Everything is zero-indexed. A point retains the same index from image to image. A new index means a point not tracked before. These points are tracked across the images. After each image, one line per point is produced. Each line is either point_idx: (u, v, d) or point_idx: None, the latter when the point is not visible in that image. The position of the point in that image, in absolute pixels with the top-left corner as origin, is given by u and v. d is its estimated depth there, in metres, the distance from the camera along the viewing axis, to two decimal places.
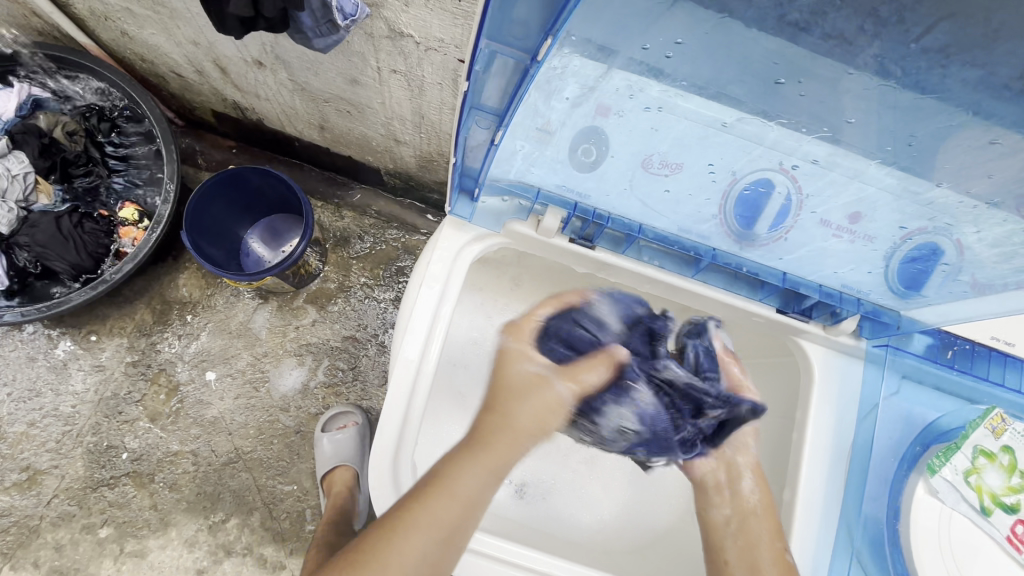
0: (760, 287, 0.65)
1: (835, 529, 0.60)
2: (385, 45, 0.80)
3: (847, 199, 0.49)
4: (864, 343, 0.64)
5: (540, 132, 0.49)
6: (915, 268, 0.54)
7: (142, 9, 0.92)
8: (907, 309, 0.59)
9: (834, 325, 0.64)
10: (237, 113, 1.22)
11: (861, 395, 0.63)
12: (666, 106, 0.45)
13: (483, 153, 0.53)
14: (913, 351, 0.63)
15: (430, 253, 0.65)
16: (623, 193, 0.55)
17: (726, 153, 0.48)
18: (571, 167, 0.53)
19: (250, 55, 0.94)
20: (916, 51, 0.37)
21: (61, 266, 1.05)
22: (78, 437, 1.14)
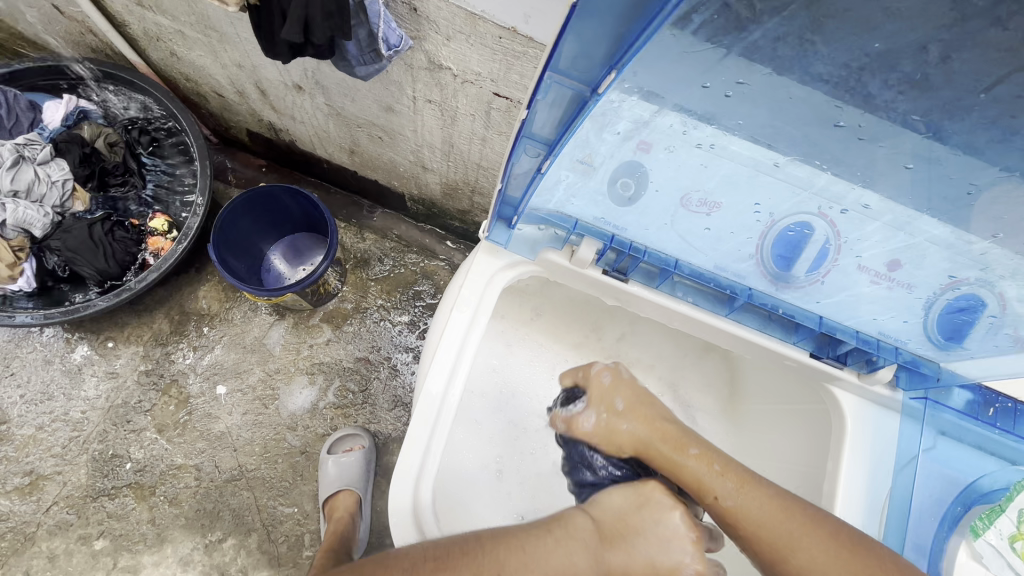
0: (794, 330, 0.64)
1: None
2: (423, 77, 0.83)
3: (891, 246, 0.49)
4: (901, 395, 0.62)
5: (584, 164, 0.50)
6: (958, 318, 0.53)
7: (193, 32, 0.96)
8: (948, 361, 0.58)
9: (869, 373, 0.62)
10: (271, 134, 1.26)
11: (897, 448, 0.61)
12: (716, 145, 0.46)
13: (525, 182, 0.54)
14: (953, 406, 0.61)
15: (463, 277, 0.66)
16: (663, 228, 0.55)
17: (773, 194, 0.49)
18: (615, 200, 0.54)
19: (291, 79, 0.98)
20: (980, 104, 0.36)
21: (88, 271, 1.07)
22: (84, 444, 1.13)
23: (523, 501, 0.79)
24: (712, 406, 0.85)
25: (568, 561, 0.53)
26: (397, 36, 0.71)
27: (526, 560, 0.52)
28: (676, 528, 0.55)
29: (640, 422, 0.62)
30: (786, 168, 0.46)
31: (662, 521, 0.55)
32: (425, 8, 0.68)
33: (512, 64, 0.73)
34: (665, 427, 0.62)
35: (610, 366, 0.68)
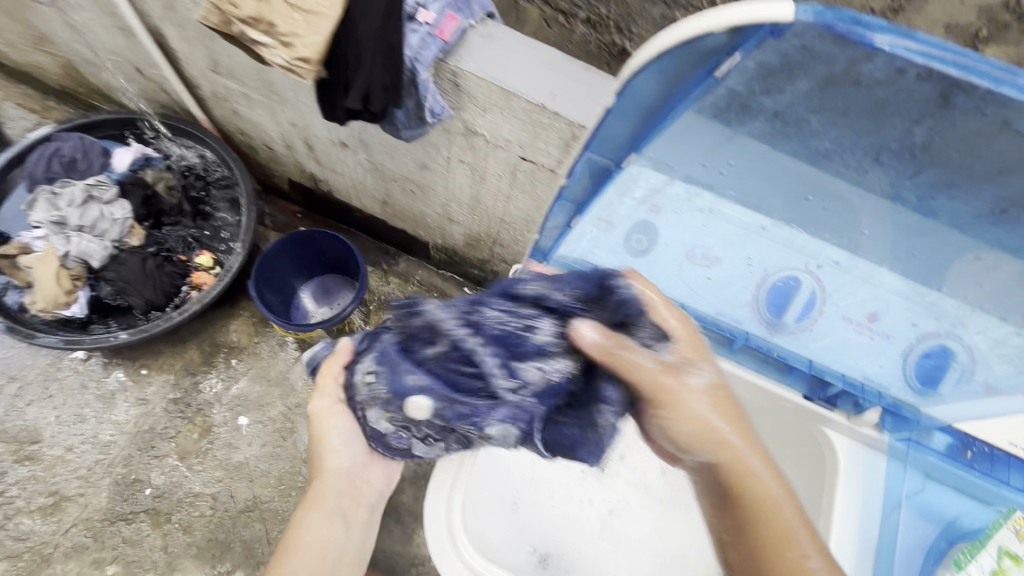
0: (788, 371, 0.69)
1: None
2: (458, 140, 0.94)
3: (864, 297, 0.56)
4: (887, 436, 0.66)
5: (603, 221, 0.59)
6: (930, 363, 0.58)
7: (257, 95, 1.09)
8: (927, 406, 0.63)
9: (857, 415, 0.67)
10: (311, 184, 1.38)
11: (884, 487, 0.65)
12: (715, 210, 0.54)
13: (556, 236, 0.63)
14: (935, 448, 0.64)
15: None
16: (670, 275, 0.63)
17: (763, 251, 0.56)
18: (627, 253, 0.62)
19: (338, 137, 1.10)
20: (912, 185, 0.45)
21: (137, 301, 1.15)
22: (109, 467, 1.17)
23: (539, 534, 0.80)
24: None
25: (316, 529, 0.69)
26: (439, 108, 0.82)
27: (296, 546, 0.67)
28: (341, 429, 0.70)
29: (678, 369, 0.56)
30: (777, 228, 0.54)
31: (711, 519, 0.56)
32: (467, 86, 0.80)
33: (539, 134, 0.84)
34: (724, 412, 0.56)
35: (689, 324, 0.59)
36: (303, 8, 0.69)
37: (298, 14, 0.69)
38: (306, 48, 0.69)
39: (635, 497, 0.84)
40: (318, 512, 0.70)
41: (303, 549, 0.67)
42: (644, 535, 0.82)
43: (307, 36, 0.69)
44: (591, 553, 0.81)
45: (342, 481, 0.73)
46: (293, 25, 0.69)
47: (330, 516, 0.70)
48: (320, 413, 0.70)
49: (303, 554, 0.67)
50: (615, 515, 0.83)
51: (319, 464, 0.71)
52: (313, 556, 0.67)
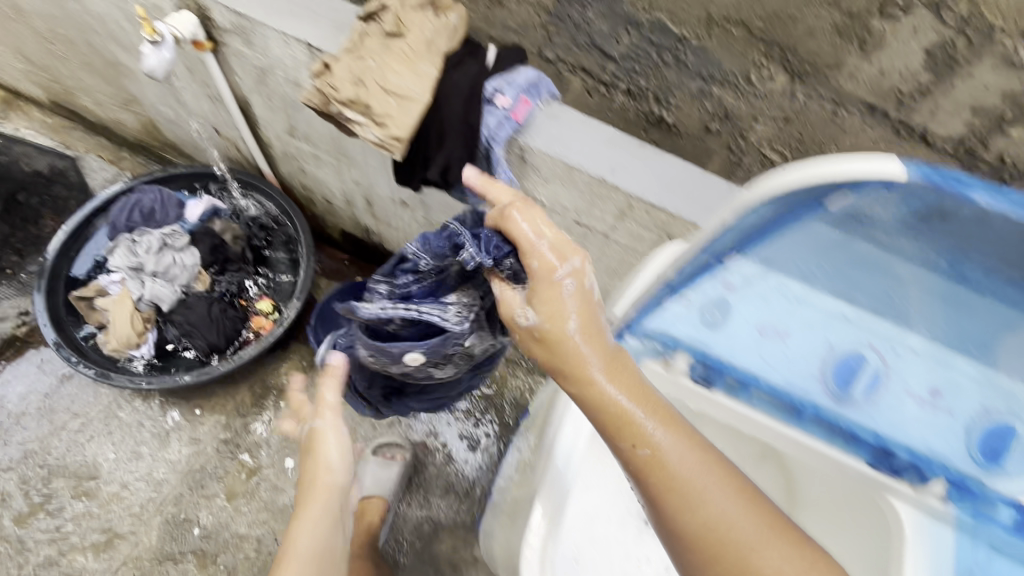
0: (853, 442, 0.64)
1: None
2: None
3: (931, 374, 0.60)
4: (953, 509, 0.61)
5: (690, 301, 0.66)
6: (993, 436, 0.59)
7: (327, 156, 1.19)
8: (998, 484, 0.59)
9: (923, 484, 0.62)
10: (363, 235, 1.47)
11: (957, 564, 0.59)
12: (800, 299, 0.62)
13: (640, 310, 0.68)
14: (1003, 523, 0.59)
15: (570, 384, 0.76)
16: (747, 347, 0.65)
17: (841, 333, 0.61)
18: (704, 323, 0.66)
19: (399, 196, 1.18)
20: (982, 285, 0.54)
21: (200, 344, 1.21)
22: (160, 506, 1.20)
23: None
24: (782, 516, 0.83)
25: (314, 530, 0.75)
26: (507, 180, 0.87)
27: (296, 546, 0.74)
28: (339, 439, 0.81)
29: (548, 319, 0.63)
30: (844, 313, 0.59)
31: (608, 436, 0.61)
32: (534, 159, 0.87)
33: (596, 203, 0.90)
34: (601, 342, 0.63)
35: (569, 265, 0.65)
36: (397, 94, 0.77)
37: (393, 99, 0.77)
38: (398, 129, 0.77)
39: None
40: (311, 500, 0.77)
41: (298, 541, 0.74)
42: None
43: (399, 117, 0.77)
44: None
45: (324, 472, 0.79)
46: (388, 107, 0.77)
47: (314, 503, 0.77)
48: (320, 428, 0.81)
49: (303, 553, 0.73)
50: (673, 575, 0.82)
51: (313, 472, 0.80)
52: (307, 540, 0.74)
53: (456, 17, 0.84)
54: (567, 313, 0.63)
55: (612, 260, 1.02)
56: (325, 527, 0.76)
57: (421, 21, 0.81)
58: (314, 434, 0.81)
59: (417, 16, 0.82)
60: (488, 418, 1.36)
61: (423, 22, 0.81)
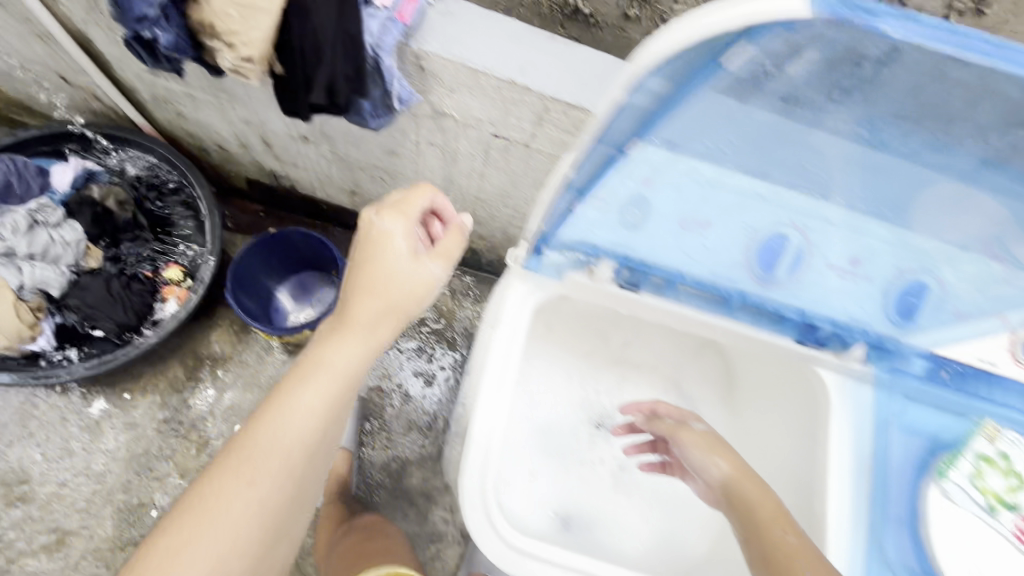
0: (726, 302, 0.66)
1: (863, 541, 0.60)
2: (427, 124, 0.92)
3: (848, 245, 0.58)
4: (872, 368, 0.66)
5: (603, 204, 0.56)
6: (774, 248, 0.60)
7: (204, 95, 1.03)
8: (905, 336, 0.64)
9: (846, 352, 0.66)
10: (271, 180, 1.34)
11: (874, 414, 0.65)
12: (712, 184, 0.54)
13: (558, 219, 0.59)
14: (920, 380, 0.65)
15: (499, 300, 0.69)
16: (668, 242, 0.61)
17: (758, 215, 0.57)
18: (624, 226, 0.60)
19: (298, 131, 1.07)
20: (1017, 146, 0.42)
21: (108, 326, 1.10)
22: (108, 496, 1.14)
23: (563, 501, 0.80)
24: (711, 396, 0.87)
25: (241, 507, 0.58)
26: (408, 92, 0.80)
27: (208, 518, 0.57)
28: (411, 270, 0.65)
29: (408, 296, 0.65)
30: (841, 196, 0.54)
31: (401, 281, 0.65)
32: (434, 68, 0.77)
33: (510, 112, 0.83)
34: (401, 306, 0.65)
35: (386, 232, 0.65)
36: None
37: (233, 9, 0.65)
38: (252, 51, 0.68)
39: None
40: (273, 423, 0.61)
41: (217, 514, 0.58)
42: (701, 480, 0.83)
43: (247, 33, 0.66)
44: (609, 508, 0.81)
45: (374, 282, 0.64)
46: (233, 22, 0.66)
47: (283, 430, 0.61)
48: (379, 234, 0.65)
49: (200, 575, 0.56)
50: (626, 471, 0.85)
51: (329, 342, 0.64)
52: (274, 448, 0.60)
53: (440, 263, 0.67)
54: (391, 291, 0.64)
55: (539, 172, 0.97)
56: (274, 472, 0.60)
57: (399, 207, 0.66)
58: (364, 242, 0.65)
59: (384, 303, 0.64)
60: (443, 353, 1.37)
61: (396, 292, 0.64)
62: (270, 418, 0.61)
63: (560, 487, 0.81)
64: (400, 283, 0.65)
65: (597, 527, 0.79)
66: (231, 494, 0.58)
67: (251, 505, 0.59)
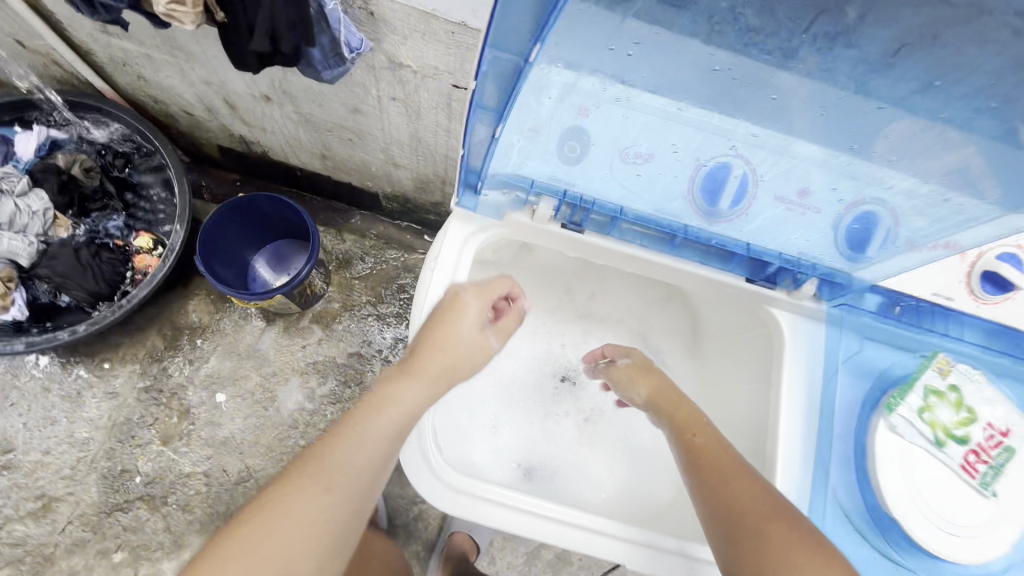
0: (668, 241, 0.71)
1: (812, 469, 0.65)
2: (386, 76, 0.89)
3: (794, 174, 0.56)
4: (825, 305, 0.70)
5: (531, 131, 0.59)
6: (716, 178, 0.60)
7: (160, 54, 1.00)
8: (855, 269, 0.66)
9: (797, 290, 0.70)
10: (243, 147, 1.31)
11: (826, 353, 0.69)
12: (629, 98, 0.52)
13: (485, 148, 0.61)
14: (868, 309, 0.69)
15: (440, 243, 0.73)
16: (604, 177, 0.64)
17: (686, 134, 0.55)
18: (559, 158, 0.62)
19: (259, 91, 1.04)
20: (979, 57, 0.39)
21: (80, 295, 1.10)
22: (92, 463, 1.16)
23: (532, 453, 0.86)
24: (678, 348, 0.93)
25: (306, 511, 0.56)
26: (359, 39, 0.78)
27: (275, 517, 0.55)
28: (484, 332, 0.71)
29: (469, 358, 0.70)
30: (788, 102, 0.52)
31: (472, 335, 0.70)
32: (383, 13, 0.74)
33: (466, 58, 0.80)
34: (473, 359, 0.70)
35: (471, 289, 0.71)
36: None
37: None
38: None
39: (607, 403, 0.92)
40: (349, 438, 0.60)
41: (285, 515, 0.55)
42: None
43: None
44: (570, 458, 0.87)
45: (454, 343, 0.68)
46: None
47: (353, 445, 0.60)
48: (459, 302, 0.70)
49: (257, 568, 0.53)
50: (591, 422, 0.91)
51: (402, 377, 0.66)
52: (353, 465, 0.59)
53: (499, 338, 0.73)
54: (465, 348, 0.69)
55: None
56: (338, 484, 0.58)
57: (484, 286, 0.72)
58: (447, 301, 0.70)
59: (452, 362, 0.68)
60: None
61: (464, 354, 0.69)
62: (342, 431, 0.61)
63: (528, 437, 0.88)
64: (470, 348, 0.69)
65: (559, 476, 0.85)
66: (304, 501, 0.56)
67: (320, 511, 0.56)
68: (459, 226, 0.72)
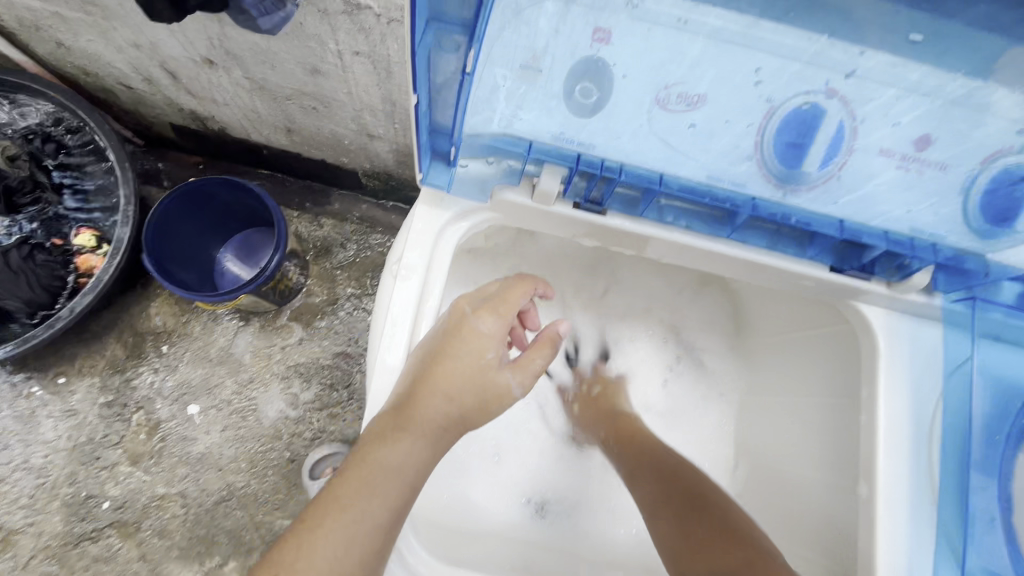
0: (726, 222, 0.56)
1: (926, 517, 0.53)
2: (343, 23, 0.71)
3: (903, 111, 0.43)
4: (940, 299, 0.56)
5: (524, 69, 0.44)
6: (798, 128, 0.45)
7: (72, 12, 0.82)
8: (992, 247, 0.50)
9: (901, 281, 0.56)
10: (197, 124, 1.14)
11: (945, 356, 0.56)
12: (687, 20, 0.40)
13: (455, 94, 0.45)
14: (1004, 302, 0.53)
15: (404, 239, 0.57)
16: (639, 131, 0.47)
17: (775, 54, 0.41)
18: (574, 103, 0.46)
19: (199, 53, 0.87)
20: None
21: (14, 304, 0.96)
22: (53, 490, 1.05)
23: (551, 486, 0.76)
24: (719, 345, 0.84)
25: None
26: None
27: None
28: (500, 374, 0.58)
29: (483, 403, 0.57)
30: (883, 18, 0.38)
31: (486, 375, 0.57)
32: None
33: None
34: (486, 405, 0.57)
35: (479, 309, 0.58)
36: None
37: None
38: None
39: None
40: (330, 525, 0.47)
41: None
42: (708, 438, 0.81)
43: None
44: (592, 489, 0.77)
45: (463, 388, 0.55)
46: None
47: (340, 536, 0.46)
48: (470, 330, 0.57)
49: None
50: None
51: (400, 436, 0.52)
52: (336, 563, 0.46)
53: (521, 378, 0.59)
54: (475, 390, 0.56)
55: None
56: None
57: (498, 302, 0.59)
58: (455, 324, 0.57)
59: (457, 409, 0.55)
60: None
61: (473, 396, 0.56)
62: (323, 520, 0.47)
63: (545, 463, 0.78)
64: (479, 386, 0.56)
65: (580, 511, 0.75)
66: None
67: None
68: (426, 209, 0.57)
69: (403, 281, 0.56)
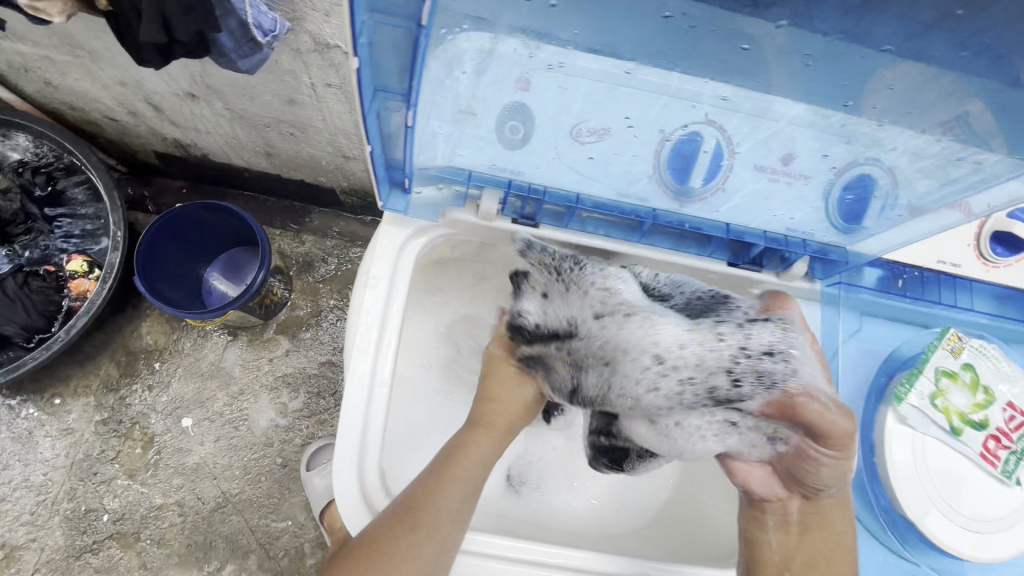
0: (634, 230, 0.66)
1: None
2: (315, 60, 0.79)
3: (776, 143, 0.51)
4: (819, 284, 0.68)
5: (461, 114, 0.52)
6: (684, 154, 0.53)
7: (61, 55, 0.88)
8: (851, 241, 0.61)
9: (786, 270, 0.67)
10: (180, 151, 1.20)
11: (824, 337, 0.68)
12: (565, 65, 0.46)
13: (402, 141, 0.53)
14: (867, 285, 0.67)
15: (370, 254, 0.65)
16: (552, 163, 0.57)
17: (641, 106, 0.49)
18: (499, 140, 0.54)
19: (181, 88, 0.93)
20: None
21: (12, 329, 1.02)
22: (54, 506, 1.10)
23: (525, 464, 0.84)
24: None
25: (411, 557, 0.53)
26: (277, 23, 0.68)
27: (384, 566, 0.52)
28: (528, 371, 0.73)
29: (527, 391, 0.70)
30: None
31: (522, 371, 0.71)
32: None
33: None
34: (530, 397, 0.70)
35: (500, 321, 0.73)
36: None
37: None
38: None
39: None
40: (443, 482, 0.58)
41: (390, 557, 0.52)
42: None
43: None
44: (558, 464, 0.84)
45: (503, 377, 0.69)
46: None
47: (447, 490, 0.58)
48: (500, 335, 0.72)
49: None
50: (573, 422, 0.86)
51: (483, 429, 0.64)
52: (442, 508, 0.56)
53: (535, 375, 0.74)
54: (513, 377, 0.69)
55: None
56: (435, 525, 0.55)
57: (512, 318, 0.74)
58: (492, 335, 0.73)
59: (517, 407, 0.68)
60: None
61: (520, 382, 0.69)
62: (436, 479, 0.58)
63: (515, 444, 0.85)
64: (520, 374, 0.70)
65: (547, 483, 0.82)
66: (405, 546, 0.53)
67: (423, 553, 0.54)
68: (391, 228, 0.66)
69: (372, 289, 0.64)
